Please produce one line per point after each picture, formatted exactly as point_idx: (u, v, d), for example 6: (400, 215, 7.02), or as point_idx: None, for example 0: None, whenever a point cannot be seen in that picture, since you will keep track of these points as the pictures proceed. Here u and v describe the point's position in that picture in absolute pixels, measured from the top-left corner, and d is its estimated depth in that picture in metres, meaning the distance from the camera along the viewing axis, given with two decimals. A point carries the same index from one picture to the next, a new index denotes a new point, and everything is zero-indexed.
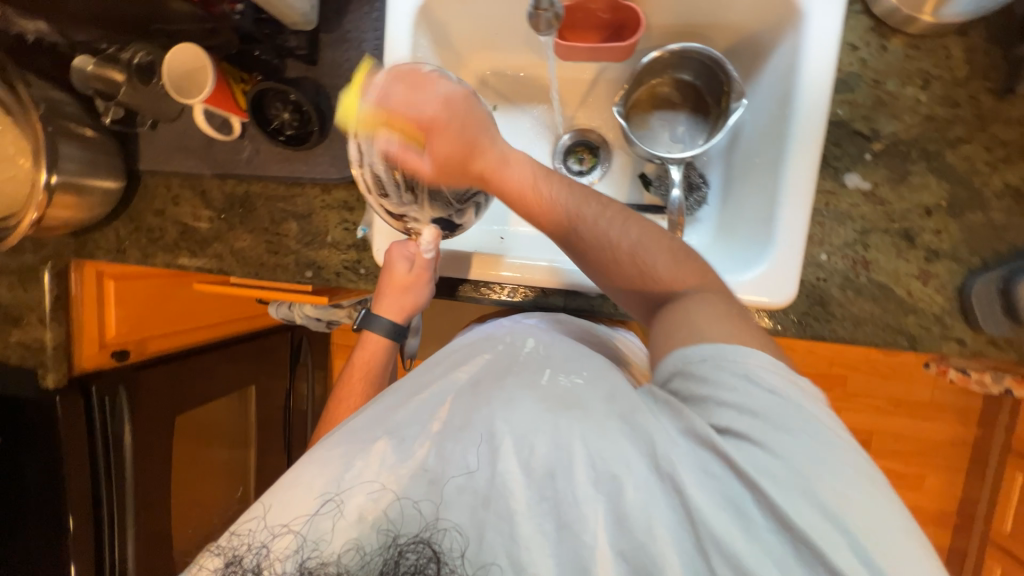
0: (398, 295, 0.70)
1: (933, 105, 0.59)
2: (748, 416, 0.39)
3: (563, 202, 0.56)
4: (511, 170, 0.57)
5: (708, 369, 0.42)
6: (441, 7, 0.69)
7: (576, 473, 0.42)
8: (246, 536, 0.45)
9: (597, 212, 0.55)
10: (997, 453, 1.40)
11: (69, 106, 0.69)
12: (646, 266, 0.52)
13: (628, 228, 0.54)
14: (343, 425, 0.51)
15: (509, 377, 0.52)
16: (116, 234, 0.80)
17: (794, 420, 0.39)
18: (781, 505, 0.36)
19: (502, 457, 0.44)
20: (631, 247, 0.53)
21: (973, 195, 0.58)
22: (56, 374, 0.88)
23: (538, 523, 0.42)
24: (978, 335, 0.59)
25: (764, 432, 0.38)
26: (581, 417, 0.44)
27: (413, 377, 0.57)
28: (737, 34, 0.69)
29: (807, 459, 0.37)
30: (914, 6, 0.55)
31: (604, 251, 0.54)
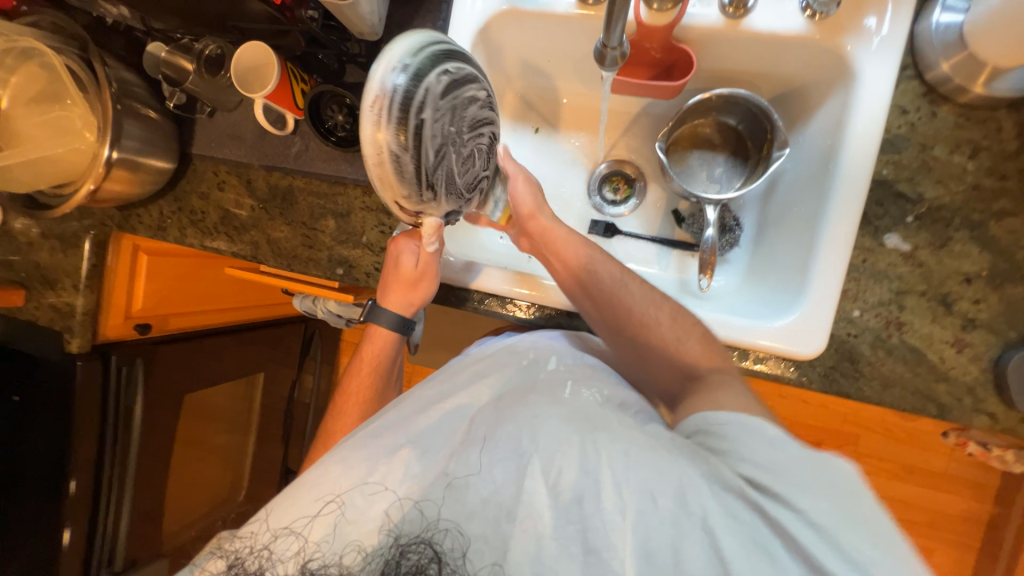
0: (403, 287, 0.69)
1: (979, 175, 0.59)
2: (766, 470, 0.43)
3: (605, 271, 0.66)
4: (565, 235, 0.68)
5: (729, 429, 0.47)
6: (500, 31, 0.71)
7: (604, 498, 0.43)
8: (249, 539, 0.47)
9: (633, 286, 0.65)
10: (1012, 535, 1.34)
11: (138, 88, 0.73)
12: (680, 342, 0.61)
13: (665, 307, 0.64)
14: (366, 428, 0.53)
15: (532, 395, 0.53)
16: (160, 212, 0.82)
17: (818, 481, 0.42)
18: (815, 558, 0.39)
19: (529, 474, 0.45)
20: (660, 321, 0.62)
21: (1015, 269, 0.58)
22: (81, 340, 0.90)
23: (563, 545, 0.42)
24: (1011, 412, 0.57)
25: (790, 489, 0.41)
26: (609, 437, 0.46)
27: (436, 386, 0.59)
28: (785, 85, 0.70)
29: (831, 514, 0.40)
30: (969, 78, 0.56)
31: (638, 319, 0.63)
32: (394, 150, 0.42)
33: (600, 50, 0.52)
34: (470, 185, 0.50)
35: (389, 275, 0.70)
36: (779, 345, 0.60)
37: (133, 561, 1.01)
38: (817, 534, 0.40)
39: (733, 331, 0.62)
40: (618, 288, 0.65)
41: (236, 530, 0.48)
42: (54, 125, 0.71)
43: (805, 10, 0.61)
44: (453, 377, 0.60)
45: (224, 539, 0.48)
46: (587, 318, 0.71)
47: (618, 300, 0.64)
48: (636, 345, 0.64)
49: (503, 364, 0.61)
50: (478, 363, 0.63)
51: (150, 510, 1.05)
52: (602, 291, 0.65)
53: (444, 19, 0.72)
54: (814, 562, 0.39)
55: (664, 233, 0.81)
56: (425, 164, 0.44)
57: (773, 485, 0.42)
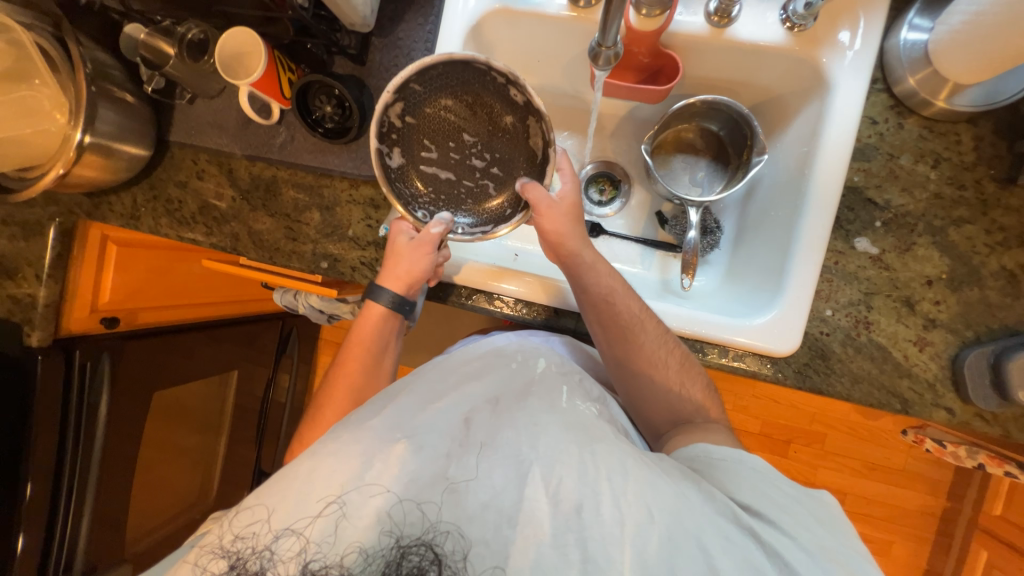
0: (402, 272, 0.67)
1: (940, 184, 0.63)
2: (761, 498, 0.48)
3: (632, 313, 0.63)
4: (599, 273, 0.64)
5: (730, 466, 0.51)
6: (492, 29, 0.72)
7: (602, 509, 0.44)
8: (251, 539, 0.45)
9: (656, 333, 0.62)
10: (965, 528, 1.42)
11: (113, 70, 0.70)
12: (684, 388, 0.62)
13: (675, 352, 0.63)
14: (357, 422, 0.52)
15: (528, 401, 0.54)
16: (133, 201, 0.79)
17: (807, 517, 0.47)
18: None
19: (530, 482, 0.46)
20: (671, 370, 0.62)
21: (971, 272, 0.62)
22: (42, 333, 0.85)
23: (562, 554, 0.43)
24: (966, 407, 0.61)
25: (785, 519, 0.46)
26: (605, 450, 0.48)
27: (428, 384, 0.58)
28: (764, 95, 0.74)
29: (811, 538, 0.46)
30: (932, 94, 0.60)
31: (655, 358, 0.62)
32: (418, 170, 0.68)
33: (595, 48, 0.54)
34: (456, 188, 0.68)
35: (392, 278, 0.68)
36: (756, 342, 0.63)
37: (93, 567, 0.96)
38: (808, 557, 0.44)
39: (712, 328, 0.64)
40: (636, 325, 0.62)
41: (235, 528, 0.46)
42: (20, 105, 0.68)
43: (785, 22, 0.64)
44: (444, 375, 0.60)
45: (223, 537, 0.46)
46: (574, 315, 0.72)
47: (634, 338, 0.62)
48: (641, 380, 0.63)
49: (493, 366, 0.62)
50: (468, 365, 0.62)
51: (113, 514, 1.00)
52: (620, 323, 0.62)
53: (436, 15, 0.72)
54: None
55: (648, 234, 0.83)
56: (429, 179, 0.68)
57: (772, 515, 0.46)
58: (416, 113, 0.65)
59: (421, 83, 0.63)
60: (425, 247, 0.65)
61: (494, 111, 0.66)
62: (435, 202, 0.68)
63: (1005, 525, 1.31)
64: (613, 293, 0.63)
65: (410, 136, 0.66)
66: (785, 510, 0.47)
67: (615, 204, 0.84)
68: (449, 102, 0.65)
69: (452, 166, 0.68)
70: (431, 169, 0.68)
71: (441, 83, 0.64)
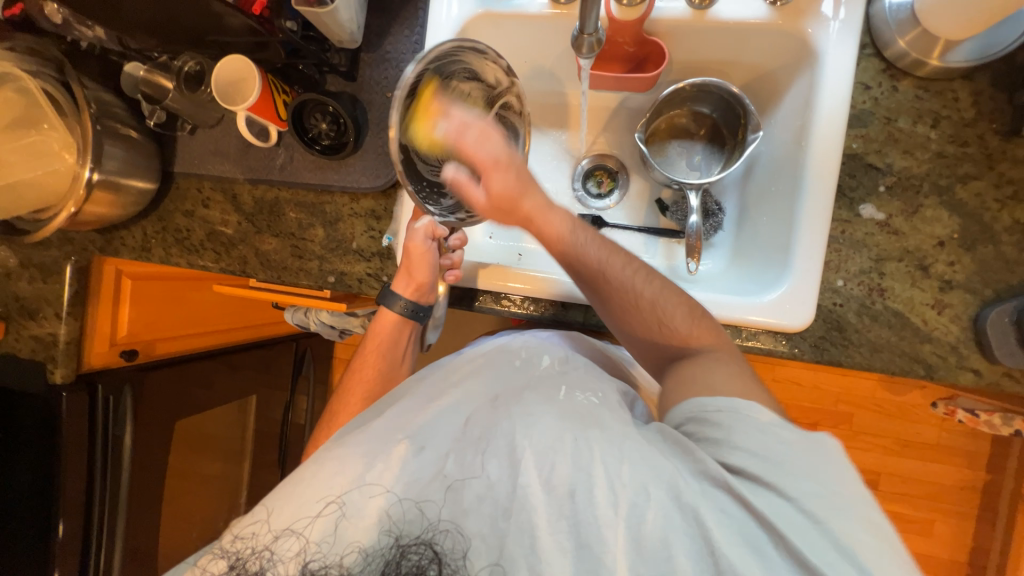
0: (408, 272, 0.71)
1: (942, 143, 0.61)
2: (756, 458, 0.44)
3: (593, 252, 0.59)
4: (554, 215, 0.58)
5: (725, 418, 0.47)
6: (476, 33, 0.73)
7: (596, 494, 0.44)
8: (250, 540, 0.46)
9: (625, 271, 0.59)
10: (1008, 499, 1.37)
11: (116, 108, 0.73)
12: (665, 323, 0.58)
13: (654, 281, 0.59)
14: (364, 428, 0.53)
15: (528, 395, 0.55)
16: (143, 233, 0.82)
17: (805, 469, 0.42)
18: (800, 546, 0.39)
19: (523, 470, 0.46)
20: (652, 301, 0.58)
21: (984, 230, 0.60)
22: (65, 370, 0.87)
23: (557, 539, 0.44)
24: (993, 366, 0.59)
25: (775, 475, 0.42)
26: (600, 436, 0.48)
27: (433, 386, 0.59)
28: (753, 72, 0.73)
29: (808, 493, 0.41)
30: (924, 54, 0.60)
31: (628, 299, 0.59)
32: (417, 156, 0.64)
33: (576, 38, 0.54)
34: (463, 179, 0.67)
35: (403, 276, 0.72)
36: (770, 320, 0.62)
37: None
38: (801, 518, 0.40)
39: (724, 309, 0.64)
40: (603, 267, 0.59)
41: (236, 530, 0.47)
42: (30, 150, 0.70)
43: None
44: (441, 379, 0.61)
45: (224, 539, 0.47)
46: (582, 308, 0.71)
47: (602, 281, 0.59)
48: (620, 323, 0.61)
49: (493, 363, 0.63)
50: (467, 368, 0.62)
51: (144, 543, 1.02)
52: (584, 272, 0.60)
53: (420, 25, 0.73)
54: (800, 552, 0.39)
55: (650, 222, 0.83)
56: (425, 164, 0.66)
57: (767, 476, 0.42)
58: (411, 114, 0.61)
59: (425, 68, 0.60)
60: (411, 243, 0.70)
61: (475, 97, 0.67)
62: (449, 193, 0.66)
63: None
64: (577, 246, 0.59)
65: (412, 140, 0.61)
66: (780, 466, 0.43)
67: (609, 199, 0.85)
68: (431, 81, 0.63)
69: None
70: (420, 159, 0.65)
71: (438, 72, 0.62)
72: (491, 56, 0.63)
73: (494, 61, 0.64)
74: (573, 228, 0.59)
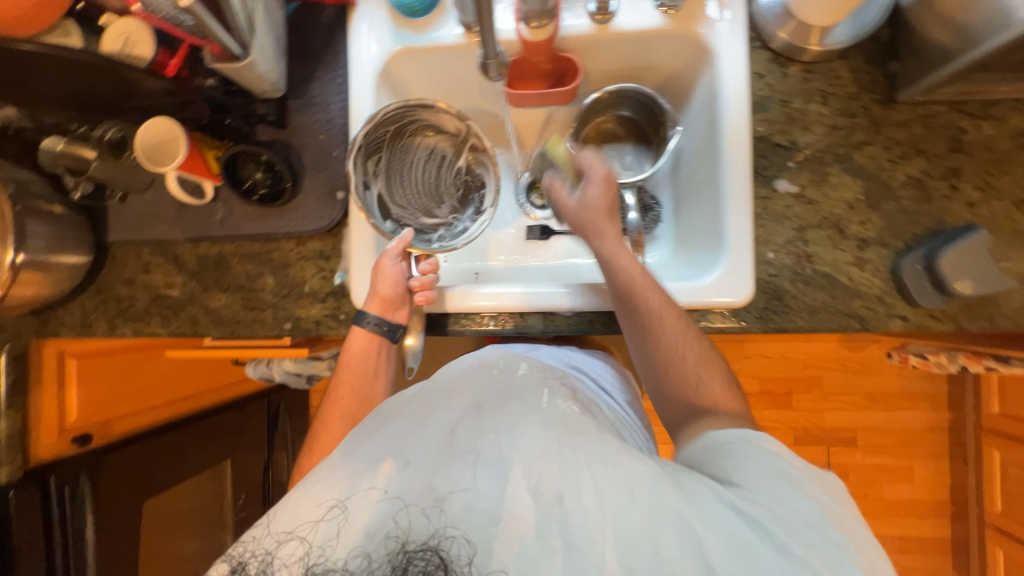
0: (375, 290, 0.71)
1: (835, 117, 0.68)
2: (762, 476, 0.47)
3: (649, 293, 0.61)
4: (624, 261, 0.63)
5: (740, 445, 0.50)
6: (399, 69, 0.76)
7: (583, 497, 0.45)
8: (252, 544, 0.47)
9: (676, 322, 0.61)
10: (973, 433, 1.46)
11: (37, 185, 0.70)
12: (700, 385, 0.60)
13: (700, 342, 0.61)
14: (357, 441, 0.54)
15: (510, 403, 0.55)
16: (82, 308, 0.78)
17: (801, 486, 0.46)
18: (794, 549, 0.41)
19: (511, 479, 0.46)
20: (695, 359, 0.60)
21: (884, 188, 0.66)
22: (8, 468, 0.81)
23: (545, 543, 0.43)
24: (917, 310, 0.64)
25: (780, 492, 0.45)
26: (584, 442, 0.49)
27: (426, 399, 0.58)
28: (663, 74, 0.79)
29: (809, 513, 0.44)
30: (804, 43, 0.66)
31: (672, 348, 0.61)
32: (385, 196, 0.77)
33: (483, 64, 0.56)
34: (431, 208, 0.81)
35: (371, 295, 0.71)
36: (713, 300, 0.66)
37: None
38: (798, 525, 0.43)
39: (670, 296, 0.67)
40: (653, 307, 0.61)
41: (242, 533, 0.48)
42: None
43: (659, 6, 0.70)
44: (431, 390, 0.59)
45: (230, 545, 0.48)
46: (539, 315, 0.73)
47: (653, 320, 0.61)
48: (644, 362, 0.63)
49: (472, 376, 0.61)
50: (450, 378, 0.61)
51: None
52: (631, 305, 0.62)
53: (343, 68, 0.75)
54: (792, 549, 0.41)
55: None
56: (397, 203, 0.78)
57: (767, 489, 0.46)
58: (378, 154, 0.75)
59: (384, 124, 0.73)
60: (381, 261, 0.70)
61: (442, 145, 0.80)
62: (415, 220, 0.80)
63: (1010, 422, 1.36)
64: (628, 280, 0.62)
65: (381, 173, 0.76)
66: (783, 485, 0.46)
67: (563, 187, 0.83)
68: (395, 132, 0.75)
69: (412, 196, 0.80)
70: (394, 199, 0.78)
71: (400, 125, 0.75)
72: (442, 108, 0.73)
73: (445, 112, 0.74)
74: (638, 270, 0.63)
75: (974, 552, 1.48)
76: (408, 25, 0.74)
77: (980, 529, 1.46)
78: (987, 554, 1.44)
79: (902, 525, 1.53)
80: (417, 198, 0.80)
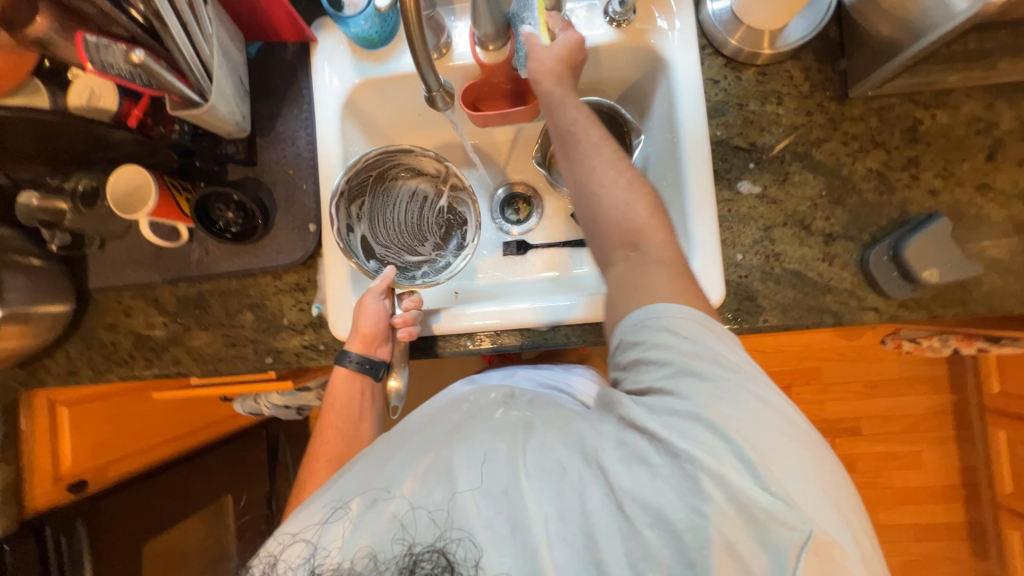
0: (358, 330, 0.71)
1: (791, 116, 0.69)
2: (665, 372, 0.46)
3: (577, 116, 0.61)
4: (567, 99, 0.61)
5: (642, 333, 0.49)
6: (363, 99, 0.78)
7: (520, 485, 0.46)
8: (262, 552, 0.51)
9: (599, 141, 0.59)
10: (977, 413, 1.44)
11: (15, 240, 0.71)
12: (621, 197, 0.56)
13: (628, 171, 0.58)
14: (359, 458, 0.58)
15: (471, 421, 0.57)
16: (67, 356, 0.79)
17: (700, 369, 0.45)
18: (676, 441, 0.42)
19: (458, 481, 0.47)
20: (623, 181, 0.57)
21: (845, 183, 0.67)
22: (4, 520, 0.81)
23: (489, 530, 0.45)
24: (889, 301, 0.65)
25: (676, 383, 0.45)
26: (537, 428, 0.51)
27: (407, 431, 0.60)
28: (623, 84, 0.80)
29: (698, 395, 0.43)
30: (755, 46, 0.67)
31: (590, 156, 0.58)
32: (366, 237, 0.78)
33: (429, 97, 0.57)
34: (413, 246, 0.83)
35: (354, 334, 0.72)
36: None
37: None
38: (686, 416, 0.43)
39: None
40: (577, 122, 0.60)
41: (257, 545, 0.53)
42: None
43: (611, 22, 0.71)
44: (403, 429, 0.61)
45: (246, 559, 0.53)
46: (516, 332, 0.73)
47: (576, 136, 0.60)
48: (576, 194, 0.59)
49: (450, 408, 0.63)
50: (422, 416, 0.63)
51: None
52: (561, 135, 0.61)
53: (308, 103, 0.76)
54: (671, 446, 0.42)
55: (571, 236, 0.87)
56: (379, 243, 0.80)
57: (662, 388, 0.45)
58: (360, 197, 0.77)
59: (363, 169, 0.75)
60: (364, 297, 0.72)
61: (422, 185, 0.82)
62: (398, 258, 0.81)
63: (1012, 400, 1.35)
64: (565, 126, 0.61)
65: (364, 215, 0.78)
66: (677, 373, 0.45)
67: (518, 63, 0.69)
68: (375, 176, 0.78)
69: (395, 236, 0.82)
70: (376, 240, 0.80)
71: (379, 169, 0.77)
72: (419, 150, 0.76)
73: (420, 153, 0.77)
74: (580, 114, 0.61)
75: (989, 534, 1.46)
76: (368, 57, 0.75)
77: (994, 511, 1.44)
78: (1003, 536, 1.42)
79: (915, 513, 1.51)
80: (401, 238, 0.82)
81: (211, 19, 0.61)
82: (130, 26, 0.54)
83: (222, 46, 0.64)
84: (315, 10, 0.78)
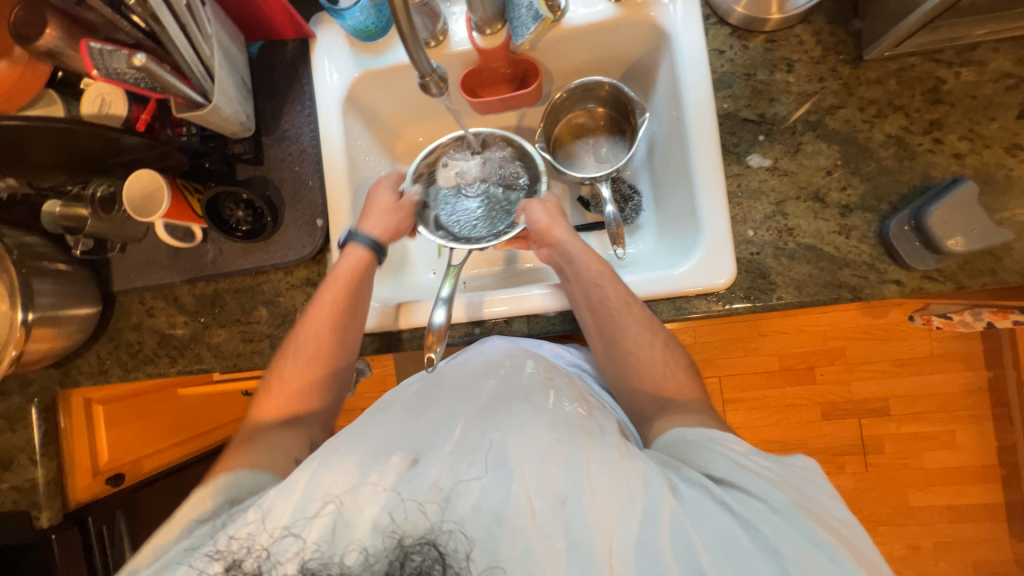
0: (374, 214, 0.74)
1: (802, 84, 0.66)
2: (739, 476, 0.48)
3: (593, 278, 0.67)
4: (579, 262, 0.68)
5: (704, 447, 0.53)
6: (364, 92, 0.79)
7: (587, 501, 0.46)
8: (246, 539, 0.47)
9: (619, 300, 0.65)
10: (1016, 390, 1.39)
11: (42, 247, 0.74)
12: (649, 354, 0.64)
13: (659, 334, 0.65)
14: (356, 435, 0.56)
15: (515, 403, 0.57)
16: (98, 356, 0.83)
17: (777, 484, 0.48)
18: (771, 538, 0.43)
19: (513, 476, 0.48)
20: (643, 344, 0.64)
21: (862, 150, 0.64)
22: (51, 511, 0.84)
23: (550, 542, 0.45)
24: (912, 273, 0.62)
25: (758, 485, 0.47)
26: (591, 443, 0.51)
27: (440, 397, 0.62)
28: (626, 62, 0.78)
29: (784, 501, 0.46)
30: (763, 13, 0.65)
31: (611, 319, 0.65)
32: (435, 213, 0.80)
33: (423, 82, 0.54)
34: (479, 219, 0.79)
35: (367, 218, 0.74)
36: (693, 285, 0.65)
37: None
38: (777, 516, 0.44)
39: (643, 288, 0.68)
40: (597, 283, 0.66)
41: (232, 530, 0.47)
42: None
43: None
44: (441, 395, 0.62)
45: (217, 541, 0.47)
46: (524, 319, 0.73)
47: (600, 297, 0.66)
48: (606, 348, 0.66)
49: (479, 379, 0.62)
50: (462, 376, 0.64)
51: None
52: (585, 296, 0.67)
53: (310, 98, 0.77)
54: (772, 543, 0.43)
55: (577, 221, 0.86)
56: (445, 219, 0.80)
57: (741, 483, 0.47)
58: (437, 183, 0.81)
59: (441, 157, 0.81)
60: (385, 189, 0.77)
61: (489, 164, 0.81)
62: (464, 230, 0.78)
63: None
64: (590, 281, 0.67)
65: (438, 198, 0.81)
66: (752, 477, 0.48)
67: (517, 35, 0.70)
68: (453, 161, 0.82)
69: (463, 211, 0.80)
70: (447, 216, 0.80)
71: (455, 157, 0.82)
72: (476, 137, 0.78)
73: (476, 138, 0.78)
74: (599, 277, 0.67)
75: None
76: (366, 50, 0.76)
77: None
78: None
79: (951, 493, 1.45)
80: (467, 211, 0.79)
81: (211, 19, 0.63)
82: (132, 31, 0.56)
83: (222, 46, 0.66)
84: (313, 6, 0.78)
